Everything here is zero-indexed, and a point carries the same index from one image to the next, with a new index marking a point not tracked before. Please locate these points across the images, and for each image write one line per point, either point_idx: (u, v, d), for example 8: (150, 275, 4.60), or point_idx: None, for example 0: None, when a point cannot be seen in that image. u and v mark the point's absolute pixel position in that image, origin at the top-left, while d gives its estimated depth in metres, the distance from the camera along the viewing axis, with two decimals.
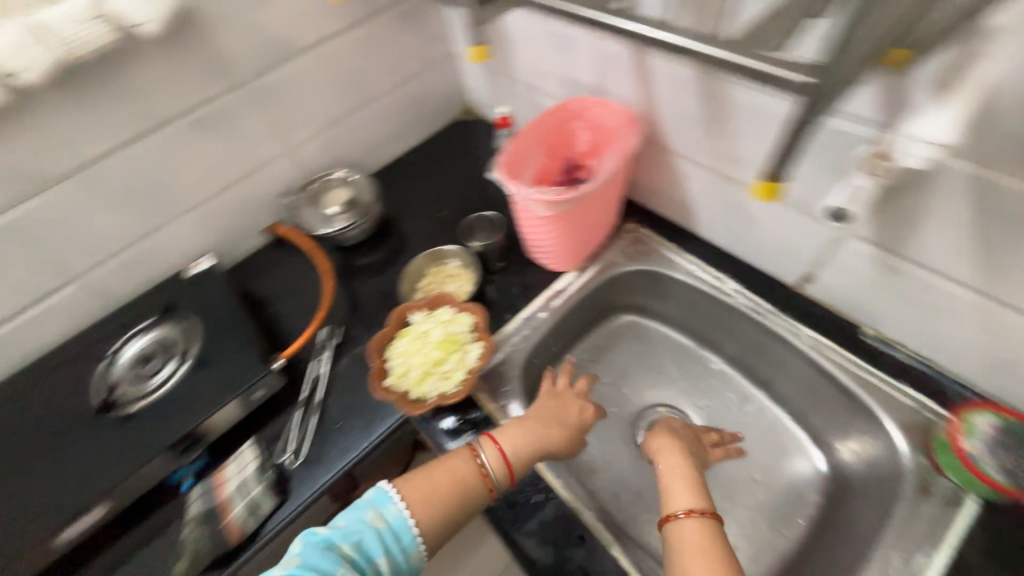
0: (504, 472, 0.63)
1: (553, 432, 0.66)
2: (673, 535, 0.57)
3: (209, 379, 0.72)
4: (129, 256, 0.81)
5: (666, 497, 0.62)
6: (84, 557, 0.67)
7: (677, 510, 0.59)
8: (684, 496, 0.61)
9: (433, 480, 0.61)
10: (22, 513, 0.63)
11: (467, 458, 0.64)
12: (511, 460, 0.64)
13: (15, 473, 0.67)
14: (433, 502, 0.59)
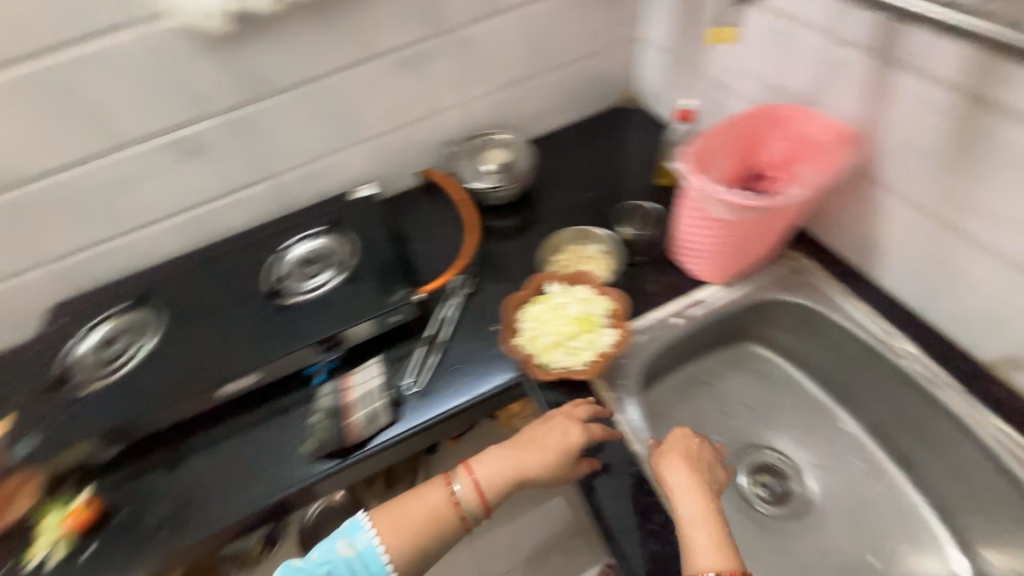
0: (479, 503, 0.62)
1: (529, 459, 0.63)
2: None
3: (359, 293, 0.79)
4: (312, 168, 0.91)
5: (687, 549, 0.55)
6: (229, 412, 0.77)
7: (704, 568, 0.52)
8: (705, 546, 0.53)
9: (404, 509, 0.61)
10: (196, 361, 0.75)
11: (439, 488, 0.63)
12: (485, 489, 0.62)
13: (197, 326, 0.79)
14: (403, 532, 0.59)
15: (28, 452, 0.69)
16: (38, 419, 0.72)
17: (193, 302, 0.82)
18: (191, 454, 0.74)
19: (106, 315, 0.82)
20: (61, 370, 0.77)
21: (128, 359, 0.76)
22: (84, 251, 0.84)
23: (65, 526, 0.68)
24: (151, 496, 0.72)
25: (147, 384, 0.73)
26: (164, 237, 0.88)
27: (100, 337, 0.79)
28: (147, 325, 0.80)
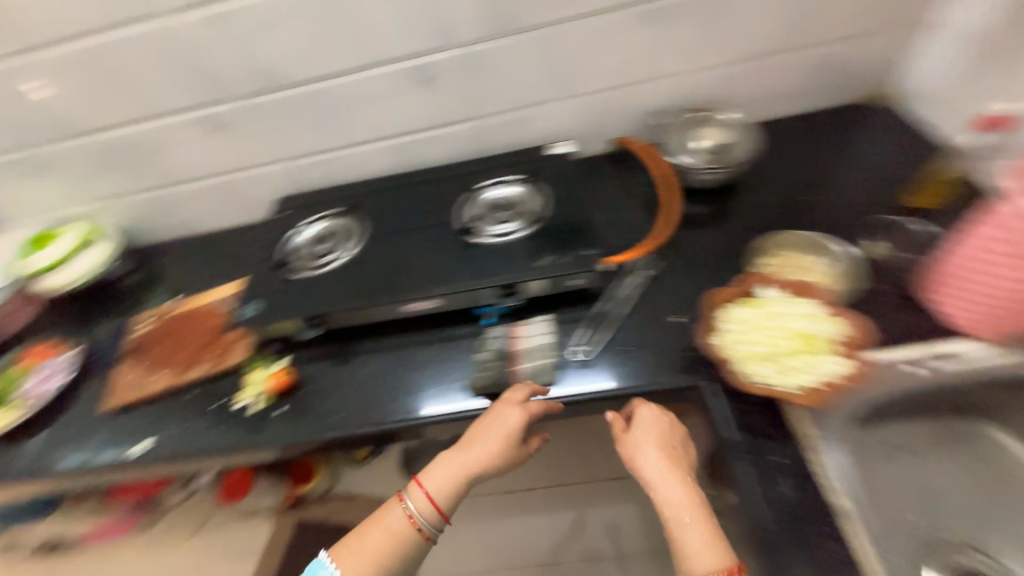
0: (433, 513, 0.67)
1: (477, 457, 0.66)
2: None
3: (543, 248, 0.77)
4: (515, 116, 0.91)
5: (681, 553, 0.56)
6: (402, 330, 0.83)
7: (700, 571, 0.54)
8: (706, 550, 0.55)
9: (366, 541, 0.66)
10: (387, 273, 0.81)
11: (398, 510, 0.68)
12: (439, 500, 0.67)
13: (391, 242, 0.85)
14: (371, 558, 0.65)
15: (251, 312, 0.81)
16: (261, 288, 0.84)
17: (390, 220, 0.89)
18: (364, 356, 0.81)
19: (324, 214, 0.93)
20: (286, 252, 0.89)
21: (336, 258, 0.85)
22: (315, 155, 0.95)
23: (265, 386, 0.79)
24: (328, 381, 0.80)
25: (345, 282, 0.81)
26: (375, 156, 0.96)
27: (319, 233, 0.90)
28: (356, 232, 0.88)
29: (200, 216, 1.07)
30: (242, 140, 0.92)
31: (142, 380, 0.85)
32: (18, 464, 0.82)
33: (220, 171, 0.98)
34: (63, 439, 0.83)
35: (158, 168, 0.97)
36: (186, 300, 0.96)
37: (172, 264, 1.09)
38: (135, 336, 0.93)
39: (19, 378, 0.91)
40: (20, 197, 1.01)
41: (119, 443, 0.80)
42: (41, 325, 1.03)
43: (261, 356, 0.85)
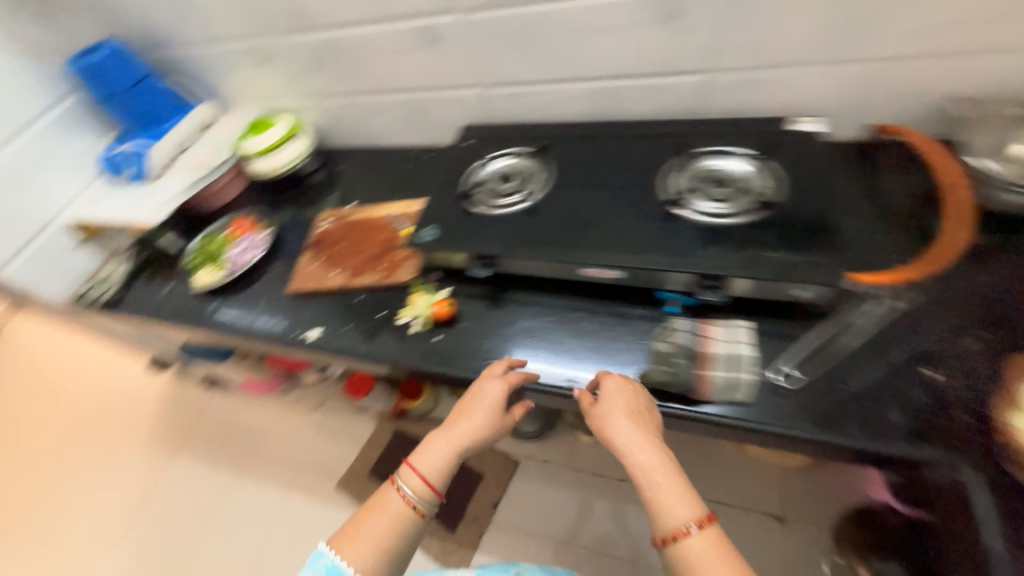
0: (429, 491, 0.64)
1: (468, 429, 0.66)
2: (685, 557, 0.51)
3: (766, 243, 0.64)
4: (756, 76, 0.75)
5: (657, 507, 0.54)
6: (571, 292, 0.77)
7: (682, 522, 0.52)
8: (678, 501, 0.53)
9: (364, 525, 0.62)
10: (573, 230, 0.74)
11: (394, 496, 0.64)
12: (433, 476, 0.65)
13: (579, 196, 0.78)
14: (369, 541, 0.61)
15: (428, 237, 0.80)
16: (440, 214, 0.83)
17: (579, 173, 0.82)
18: (526, 309, 0.78)
19: (511, 151, 0.88)
20: (468, 178, 0.86)
21: (522, 196, 0.81)
22: (514, 87, 0.90)
23: (432, 310, 0.80)
24: (488, 325, 0.78)
25: (527, 229, 0.76)
26: (576, 98, 0.88)
27: (504, 167, 0.86)
28: (543, 175, 0.83)
29: (385, 129, 1.11)
30: (449, 59, 0.90)
31: (320, 274, 0.92)
32: (217, 319, 0.95)
33: (418, 88, 0.97)
34: (251, 308, 0.94)
35: (363, 75, 0.99)
36: (363, 208, 1.00)
37: (352, 171, 1.15)
38: (315, 231, 1.00)
39: (226, 245, 1.04)
40: (246, 83, 1.11)
41: (294, 326, 0.88)
42: (244, 202, 1.16)
43: (424, 279, 0.86)
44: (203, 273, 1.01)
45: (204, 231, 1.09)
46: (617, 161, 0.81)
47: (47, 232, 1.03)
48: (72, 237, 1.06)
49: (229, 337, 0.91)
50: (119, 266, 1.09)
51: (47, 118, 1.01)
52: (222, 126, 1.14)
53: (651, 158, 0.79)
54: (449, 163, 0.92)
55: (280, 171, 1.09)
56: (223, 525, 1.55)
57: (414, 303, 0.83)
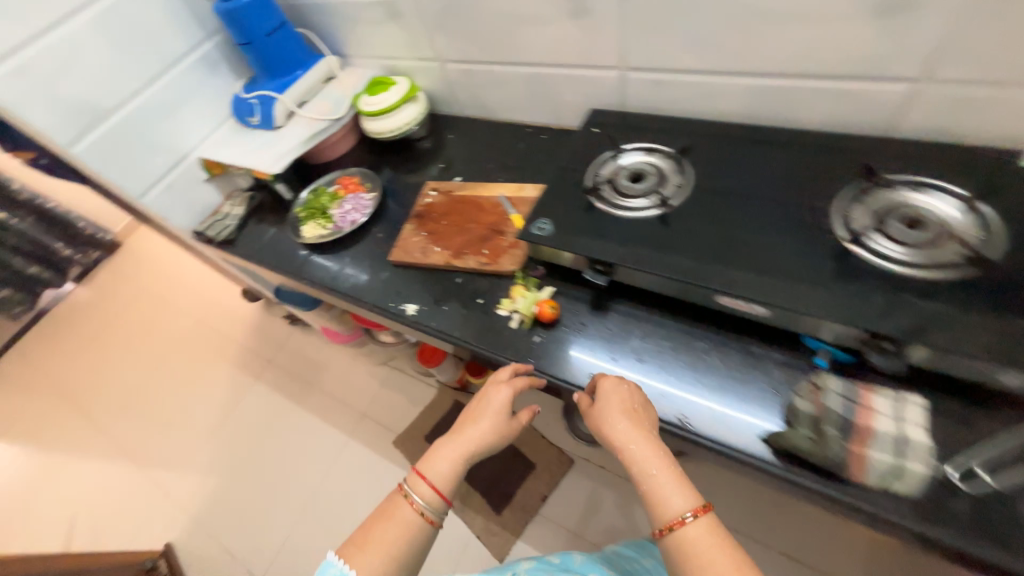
0: (437, 498, 0.65)
1: (474, 434, 0.67)
2: (683, 544, 0.53)
3: (964, 309, 0.52)
4: (983, 95, 0.60)
5: (654, 496, 0.56)
6: (691, 319, 0.69)
7: (678, 513, 0.54)
8: (673, 491, 0.55)
9: (373, 533, 0.63)
10: (712, 252, 0.65)
11: (404, 507, 0.65)
12: (442, 482, 0.66)
13: (723, 214, 0.68)
14: (381, 548, 0.61)
15: (542, 232, 0.74)
16: (557, 208, 0.77)
17: (725, 185, 0.71)
18: (638, 327, 0.71)
19: (646, 147, 0.79)
20: (595, 172, 0.78)
21: (658, 200, 0.71)
22: (661, 74, 0.80)
23: (536, 308, 0.76)
24: (593, 336, 0.72)
25: (657, 242, 0.68)
26: (734, 95, 0.76)
27: (637, 163, 0.77)
28: (679, 178, 0.74)
29: (502, 102, 1.05)
30: (594, 35, 0.80)
31: (422, 248, 0.90)
32: (318, 276, 0.97)
33: (550, 63, 0.90)
34: (351, 271, 0.95)
35: (492, 43, 0.93)
36: (470, 186, 0.97)
37: (460, 142, 1.12)
38: (419, 202, 0.98)
39: (334, 201, 1.06)
40: (370, 38, 1.08)
41: (391, 297, 0.88)
42: (352, 160, 1.18)
43: (527, 273, 0.81)
44: (311, 226, 1.04)
45: (314, 183, 1.12)
46: (773, 178, 0.70)
47: (183, 167, 1.09)
48: (202, 174, 1.13)
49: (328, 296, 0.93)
50: (237, 206, 1.15)
51: (192, 58, 1.04)
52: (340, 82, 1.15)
53: (816, 180, 0.68)
54: (571, 151, 0.84)
55: (394, 133, 1.07)
56: (290, 452, 1.70)
57: (516, 297, 0.78)
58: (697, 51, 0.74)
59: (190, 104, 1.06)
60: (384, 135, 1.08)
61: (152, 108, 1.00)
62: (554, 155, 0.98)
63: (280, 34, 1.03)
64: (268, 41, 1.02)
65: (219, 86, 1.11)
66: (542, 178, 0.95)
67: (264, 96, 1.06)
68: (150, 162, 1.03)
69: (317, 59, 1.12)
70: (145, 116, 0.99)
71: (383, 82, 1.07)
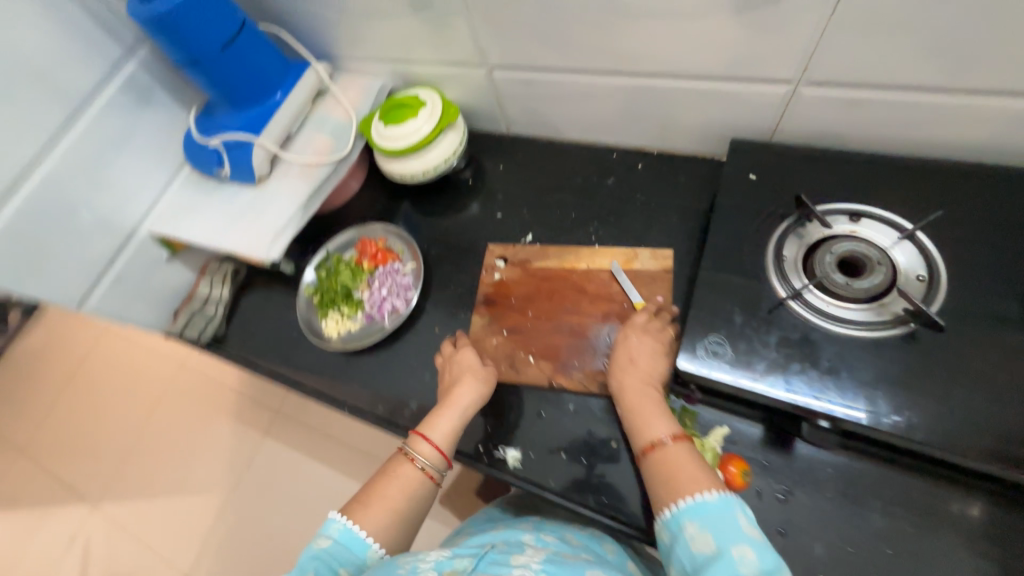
0: (441, 459, 0.58)
1: (470, 392, 0.61)
2: (658, 468, 0.49)
3: None
4: None
5: (635, 424, 0.53)
6: (957, 481, 0.48)
7: (655, 437, 0.51)
8: (652, 418, 0.52)
9: (373, 489, 0.56)
10: (1009, 407, 0.43)
11: (406, 470, 0.56)
12: (445, 441, 0.58)
13: (1006, 335, 0.46)
14: (380, 504, 0.54)
15: (716, 364, 0.50)
16: (733, 319, 0.51)
17: (995, 280, 0.48)
18: (871, 494, 0.50)
19: (849, 209, 0.54)
20: (776, 258, 0.54)
21: (900, 312, 0.48)
22: (874, 91, 0.51)
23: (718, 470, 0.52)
24: (804, 508, 0.50)
25: (911, 385, 0.45)
26: (998, 124, 0.49)
27: (843, 240, 0.52)
28: (920, 288, 0.49)
29: (578, 119, 0.75)
30: (765, 37, 0.51)
31: (508, 358, 0.66)
32: (359, 397, 0.72)
33: (675, 72, 0.60)
34: (407, 392, 0.70)
35: (580, 47, 0.62)
36: (556, 253, 0.72)
37: (515, 175, 0.82)
38: (485, 280, 0.73)
39: (358, 278, 0.77)
40: (377, 35, 0.74)
41: (476, 434, 0.64)
42: (367, 209, 0.87)
43: (676, 396, 0.58)
44: (334, 318, 0.76)
45: (322, 249, 0.82)
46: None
47: (132, 251, 0.76)
48: (161, 253, 0.80)
49: (384, 432, 0.69)
50: (219, 285, 0.84)
51: (107, 91, 0.68)
52: (336, 99, 0.81)
53: None
54: (723, 215, 0.58)
55: (428, 175, 0.77)
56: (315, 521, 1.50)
57: None
58: (958, 64, 0.46)
59: (121, 160, 0.72)
60: (416, 177, 0.78)
61: (64, 181, 0.66)
62: (662, 199, 0.72)
63: (239, 44, 0.68)
64: (225, 57, 0.68)
65: (158, 126, 0.76)
66: (657, 237, 0.69)
67: (234, 138, 0.73)
68: (83, 254, 0.70)
69: (299, 69, 0.78)
70: (59, 195, 0.66)
71: (404, 101, 0.75)
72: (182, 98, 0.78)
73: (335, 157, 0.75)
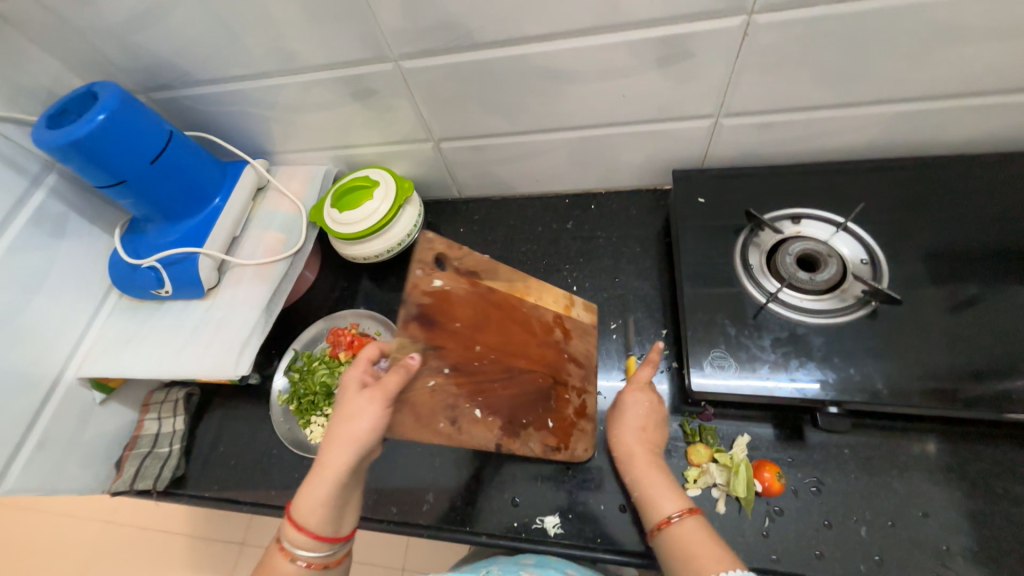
0: (323, 542, 0.48)
1: (352, 430, 0.48)
2: (673, 546, 0.46)
3: None
4: None
5: (644, 496, 0.51)
6: (944, 429, 0.54)
7: (666, 512, 0.48)
8: (665, 492, 0.50)
9: None
10: (957, 355, 0.51)
11: (282, 567, 0.47)
12: (322, 519, 0.47)
13: (933, 296, 0.55)
14: None
15: (724, 377, 0.53)
16: (727, 331, 0.56)
17: (908, 253, 0.58)
18: (889, 463, 0.53)
19: (792, 213, 0.63)
20: (745, 267, 0.60)
21: (861, 294, 0.55)
22: (781, 115, 0.61)
23: (756, 481, 0.53)
24: (837, 494, 0.53)
25: (884, 355, 0.52)
26: (875, 127, 0.60)
27: (795, 241, 0.60)
28: (867, 271, 0.58)
29: (528, 174, 0.79)
30: (688, 84, 0.58)
31: (449, 410, 0.55)
32: (363, 506, 0.64)
33: (614, 122, 0.66)
34: (420, 485, 0.64)
35: (524, 111, 0.66)
36: (506, 273, 0.60)
37: (477, 235, 0.83)
38: (420, 286, 0.53)
39: (337, 373, 0.72)
40: (315, 127, 0.73)
41: (508, 512, 0.61)
42: (329, 296, 0.83)
43: (692, 416, 0.59)
44: (319, 424, 0.70)
45: (290, 350, 0.76)
46: (956, 235, 0.58)
47: (56, 403, 0.65)
48: (94, 396, 0.69)
49: (405, 537, 0.61)
50: (171, 416, 0.74)
51: (11, 229, 0.60)
52: (279, 193, 0.78)
53: (1006, 230, 0.57)
54: (688, 239, 0.63)
55: (394, 250, 0.76)
56: None
57: (706, 462, 0.56)
58: (843, 87, 0.56)
59: (34, 301, 0.63)
60: (379, 256, 0.77)
61: None
62: (622, 232, 0.77)
63: (170, 155, 0.64)
64: (155, 170, 0.62)
65: (75, 255, 0.68)
66: (628, 270, 0.74)
67: (173, 253, 0.67)
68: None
69: (236, 170, 0.75)
70: None
71: (355, 185, 0.74)
72: (100, 220, 0.71)
73: (289, 251, 0.71)
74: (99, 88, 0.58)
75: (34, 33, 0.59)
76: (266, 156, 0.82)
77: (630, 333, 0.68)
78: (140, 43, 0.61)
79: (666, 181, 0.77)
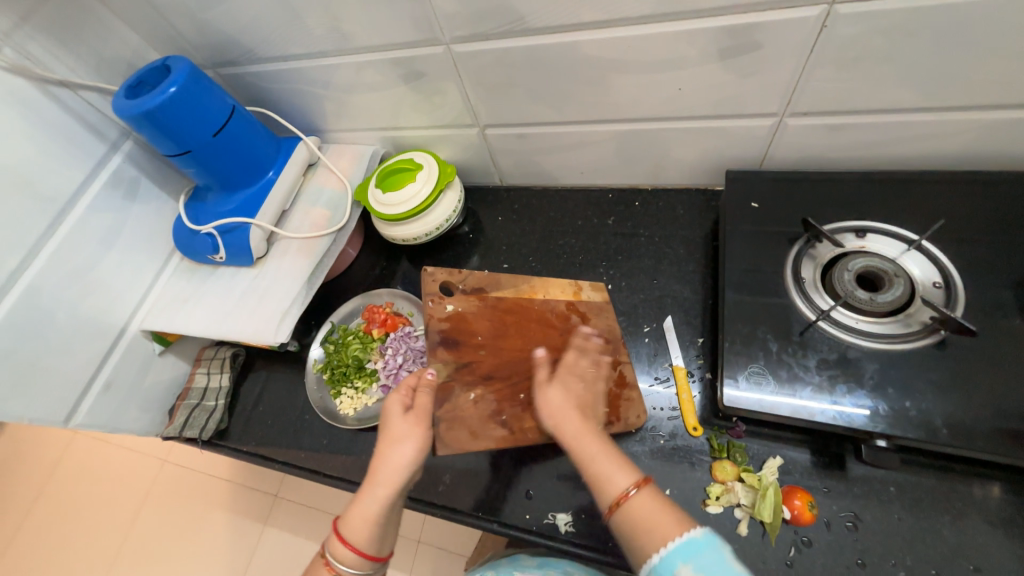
0: (367, 561, 0.48)
1: (401, 456, 0.51)
2: (631, 521, 0.43)
3: None
4: None
5: (596, 476, 0.47)
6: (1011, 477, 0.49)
7: (621, 488, 0.45)
8: (614, 465, 0.47)
9: None
10: None
11: None
12: (368, 540, 0.48)
13: (1017, 330, 0.49)
14: None
15: (760, 394, 0.50)
16: (769, 346, 0.52)
17: (992, 279, 0.52)
18: (940, 508, 0.49)
19: (856, 225, 0.58)
20: (796, 281, 0.56)
21: (928, 320, 0.50)
22: (856, 116, 0.55)
23: (785, 507, 0.50)
24: (877, 533, 0.49)
25: (948, 390, 0.47)
26: (967, 135, 0.54)
27: (857, 257, 0.55)
28: (940, 296, 0.52)
29: (572, 166, 0.77)
30: (754, 77, 0.54)
31: (495, 415, 0.60)
32: None
33: (667, 116, 0.62)
34: (438, 466, 0.66)
35: (573, 101, 0.64)
36: (508, 279, 0.63)
37: (516, 224, 0.83)
38: (435, 315, 0.59)
39: (368, 348, 0.75)
40: (365, 108, 0.75)
41: (521, 504, 0.60)
42: (367, 274, 0.85)
43: (721, 432, 0.56)
44: (348, 395, 0.73)
45: (328, 323, 0.80)
46: None
47: (121, 350, 0.71)
48: (154, 347, 0.76)
49: (419, 513, 0.63)
50: (218, 373, 0.79)
51: (91, 190, 0.66)
52: (327, 169, 0.81)
53: None
54: (736, 245, 0.60)
55: (432, 234, 0.77)
56: None
57: (731, 481, 0.53)
58: (933, 87, 0.49)
59: (107, 257, 0.69)
60: (418, 239, 0.77)
61: (48, 287, 0.62)
62: (666, 231, 0.74)
63: (231, 129, 0.67)
64: (217, 142, 0.66)
65: (144, 217, 0.73)
66: (667, 273, 0.71)
67: (229, 222, 0.72)
68: (69, 364, 0.64)
69: (289, 145, 0.78)
70: (41, 301, 0.61)
71: (400, 167, 0.75)
72: (167, 186, 0.76)
73: (333, 228, 0.73)
74: (171, 63, 0.62)
75: (120, 8, 0.63)
76: (319, 133, 0.85)
77: (664, 338, 0.65)
78: (210, 20, 0.64)
79: (717, 182, 0.73)
